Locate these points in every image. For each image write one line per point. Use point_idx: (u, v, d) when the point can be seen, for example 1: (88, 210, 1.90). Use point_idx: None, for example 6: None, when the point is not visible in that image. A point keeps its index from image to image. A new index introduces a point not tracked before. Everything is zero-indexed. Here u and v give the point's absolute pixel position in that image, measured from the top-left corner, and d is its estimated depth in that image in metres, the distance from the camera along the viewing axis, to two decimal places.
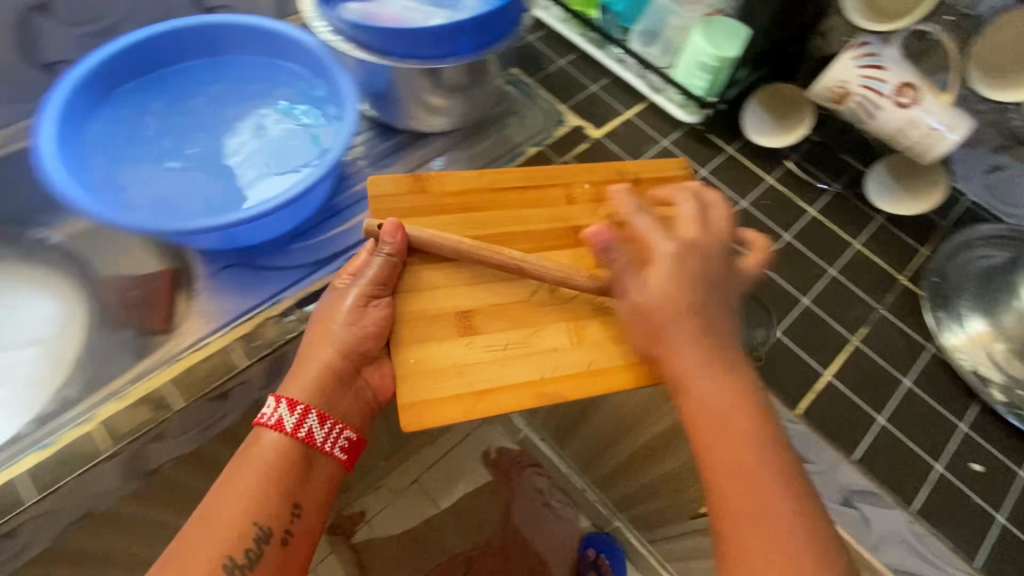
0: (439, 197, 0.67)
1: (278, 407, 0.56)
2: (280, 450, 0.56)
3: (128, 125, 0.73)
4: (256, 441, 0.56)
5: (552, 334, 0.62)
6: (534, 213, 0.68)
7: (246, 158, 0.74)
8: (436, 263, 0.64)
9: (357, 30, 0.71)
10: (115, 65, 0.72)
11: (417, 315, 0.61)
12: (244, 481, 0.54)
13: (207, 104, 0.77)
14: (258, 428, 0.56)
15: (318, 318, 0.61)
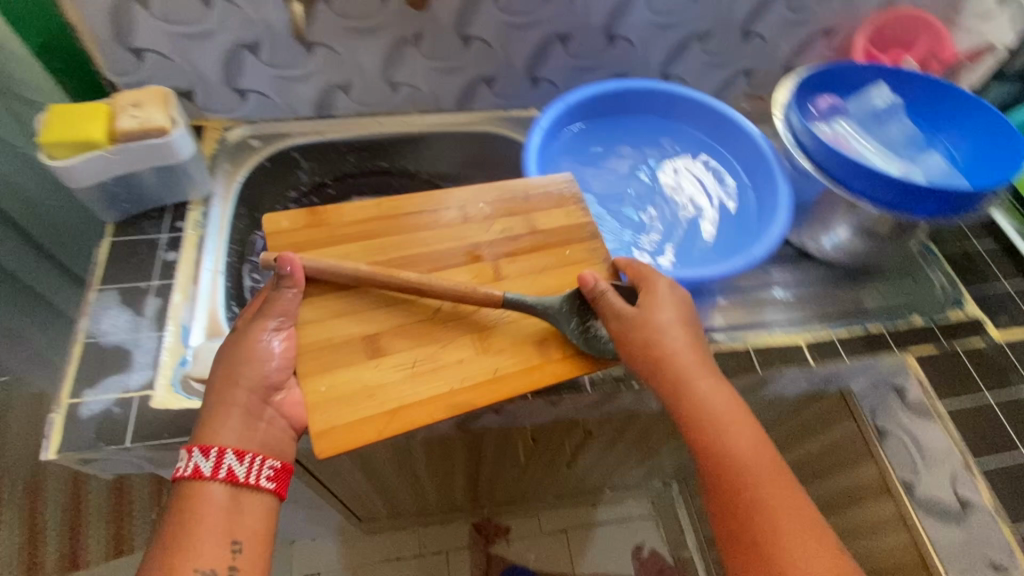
0: (337, 228, 0.65)
1: (196, 458, 0.54)
2: (219, 494, 0.53)
3: (586, 142, 0.82)
4: (189, 493, 0.53)
5: (455, 348, 0.60)
6: (435, 234, 0.67)
7: (671, 204, 0.78)
8: (327, 292, 0.62)
9: (824, 152, 0.73)
10: (600, 99, 0.82)
11: (321, 344, 0.59)
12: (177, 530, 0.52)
13: (650, 149, 0.84)
14: (193, 485, 0.53)
15: (235, 359, 0.58)
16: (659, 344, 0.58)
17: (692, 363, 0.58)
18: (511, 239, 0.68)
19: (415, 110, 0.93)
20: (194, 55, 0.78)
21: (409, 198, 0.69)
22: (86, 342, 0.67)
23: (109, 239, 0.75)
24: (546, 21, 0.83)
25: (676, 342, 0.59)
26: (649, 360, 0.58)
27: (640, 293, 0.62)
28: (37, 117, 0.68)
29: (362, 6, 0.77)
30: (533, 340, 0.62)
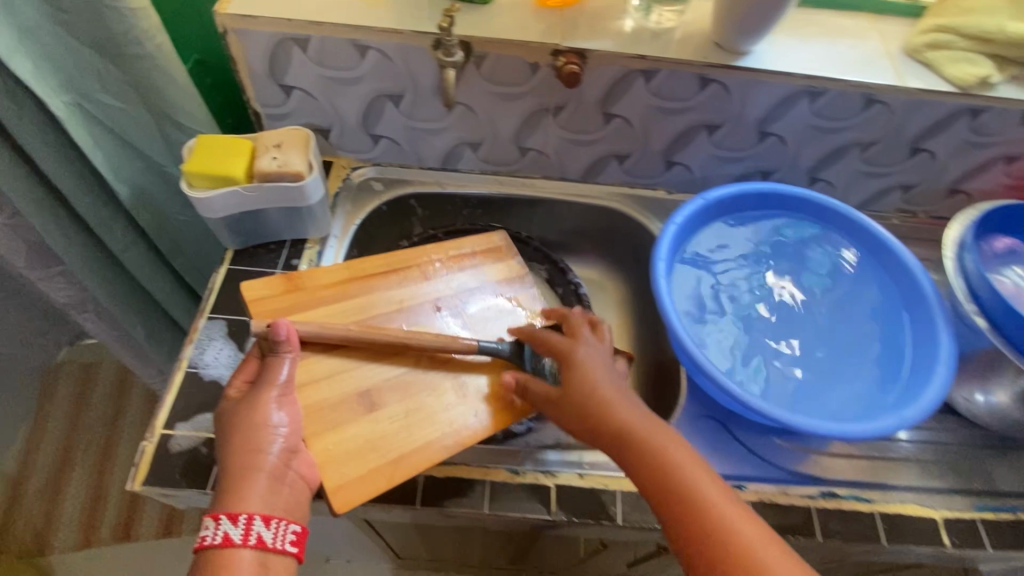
0: (315, 288, 0.70)
1: (222, 521, 0.51)
2: (246, 560, 0.51)
3: (721, 244, 0.76)
4: (214, 561, 0.50)
5: (445, 397, 0.65)
6: (407, 291, 0.73)
7: (806, 332, 0.71)
8: (320, 351, 0.64)
9: (1004, 312, 0.64)
10: (740, 199, 0.76)
11: (316, 406, 0.61)
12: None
13: (792, 261, 0.76)
14: (216, 553, 0.50)
15: (244, 427, 0.55)
16: (589, 392, 0.58)
17: (625, 399, 0.57)
18: (470, 291, 0.75)
19: (538, 174, 0.90)
20: (338, 98, 0.79)
21: (390, 264, 0.74)
22: (189, 371, 0.68)
23: (226, 266, 0.76)
24: (696, 109, 0.78)
25: (603, 382, 0.58)
26: (582, 417, 0.57)
27: (558, 349, 0.61)
28: (187, 145, 0.70)
29: (511, 73, 0.75)
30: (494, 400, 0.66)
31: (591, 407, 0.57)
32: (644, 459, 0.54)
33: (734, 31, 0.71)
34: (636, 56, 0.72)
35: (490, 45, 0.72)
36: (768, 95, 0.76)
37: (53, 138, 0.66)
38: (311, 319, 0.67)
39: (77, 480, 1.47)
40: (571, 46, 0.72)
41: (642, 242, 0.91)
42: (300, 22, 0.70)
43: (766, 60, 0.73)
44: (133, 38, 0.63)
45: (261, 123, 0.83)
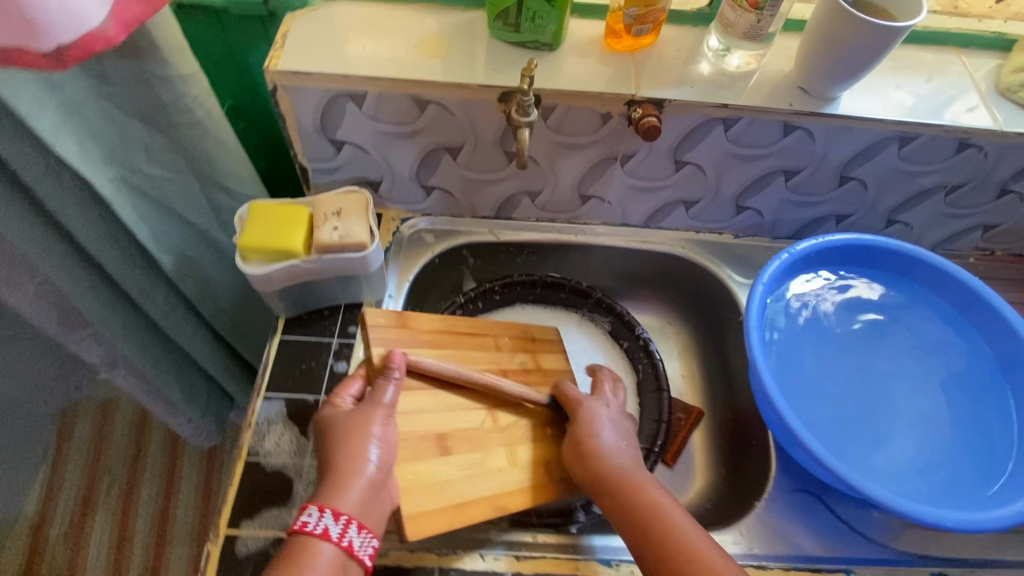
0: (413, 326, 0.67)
1: (319, 510, 0.53)
2: (329, 555, 0.51)
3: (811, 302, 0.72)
4: (299, 549, 0.52)
5: (496, 456, 0.63)
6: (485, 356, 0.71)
7: (906, 399, 0.68)
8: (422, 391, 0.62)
9: None
10: (828, 253, 0.73)
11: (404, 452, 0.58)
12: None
13: (885, 319, 0.72)
14: (302, 540, 0.52)
15: (354, 437, 0.56)
16: (590, 445, 0.63)
17: (617, 453, 0.62)
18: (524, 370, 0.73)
19: (598, 221, 0.85)
20: (391, 151, 0.74)
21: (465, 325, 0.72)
22: (248, 461, 0.63)
23: (278, 337, 0.71)
24: (775, 155, 0.73)
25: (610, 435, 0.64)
26: (579, 464, 0.62)
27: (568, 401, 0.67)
28: (238, 214, 0.65)
29: (580, 123, 0.70)
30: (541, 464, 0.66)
31: (589, 455, 0.62)
32: (622, 500, 0.58)
33: (823, 77, 0.66)
34: (718, 105, 0.67)
35: (561, 97, 0.67)
36: (854, 141, 0.71)
37: (95, 214, 0.61)
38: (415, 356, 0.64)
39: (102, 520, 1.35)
40: (648, 96, 0.67)
41: (708, 289, 0.86)
42: (358, 77, 0.65)
43: (854, 106, 0.69)
44: (184, 107, 0.57)
45: (307, 177, 0.78)
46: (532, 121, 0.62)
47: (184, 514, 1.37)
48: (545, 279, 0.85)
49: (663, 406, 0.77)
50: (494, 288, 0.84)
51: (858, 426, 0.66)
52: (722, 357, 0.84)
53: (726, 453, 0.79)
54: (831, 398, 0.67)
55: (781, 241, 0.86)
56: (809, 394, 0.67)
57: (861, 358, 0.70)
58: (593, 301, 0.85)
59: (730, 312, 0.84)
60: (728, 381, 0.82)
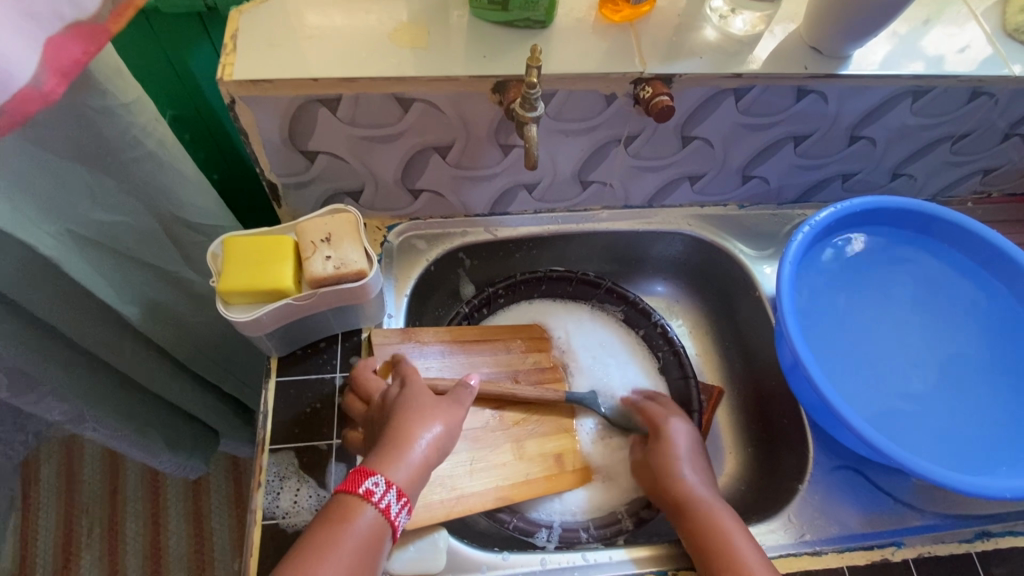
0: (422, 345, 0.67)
1: (385, 482, 0.50)
2: (373, 525, 0.48)
3: (834, 271, 0.70)
4: (350, 506, 0.49)
5: (503, 450, 0.65)
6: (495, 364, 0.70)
7: (937, 362, 0.66)
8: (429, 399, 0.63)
9: None
10: (846, 218, 0.69)
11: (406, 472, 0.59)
12: (317, 538, 0.47)
13: (907, 281, 0.70)
14: (357, 502, 0.49)
15: (409, 424, 0.54)
16: (664, 461, 0.63)
17: (690, 469, 0.62)
18: (540, 370, 0.72)
19: (599, 206, 0.79)
20: (372, 157, 0.65)
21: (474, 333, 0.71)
22: (266, 525, 0.57)
23: (273, 380, 0.64)
24: (787, 121, 0.69)
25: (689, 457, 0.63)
26: (654, 480, 0.63)
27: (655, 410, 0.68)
28: (210, 251, 0.57)
29: (581, 107, 0.63)
30: (552, 455, 0.67)
31: (663, 473, 0.62)
32: (683, 515, 0.59)
33: (838, 36, 0.61)
34: (730, 74, 0.62)
35: (562, 81, 0.60)
36: (867, 99, 0.67)
37: (41, 275, 0.51)
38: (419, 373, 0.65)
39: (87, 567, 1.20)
40: (656, 72, 0.61)
41: (718, 265, 0.82)
42: (331, 79, 0.56)
43: (869, 63, 0.64)
44: (131, 139, 0.48)
45: (277, 193, 0.69)
46: (540, 115, 0.54)
47: (178, 546, 1.23)
48: (550, 274, 0.79)
49: (693, 394, 0.74)
50: (498, 291, 0.78)
51: (897, 396, 0.64)
52: (739, 334, 0.82)
53: (754, 433, 0.77)
54: (867, 371, 0.65)
55: (786, 207, 0.83)
56: (844, 369, 0.65)
57: (890, 324, 0.68)
58: (604, 290, 0.80)
59: (744, 287, 0.80)
60: (747, 359, 0.80)
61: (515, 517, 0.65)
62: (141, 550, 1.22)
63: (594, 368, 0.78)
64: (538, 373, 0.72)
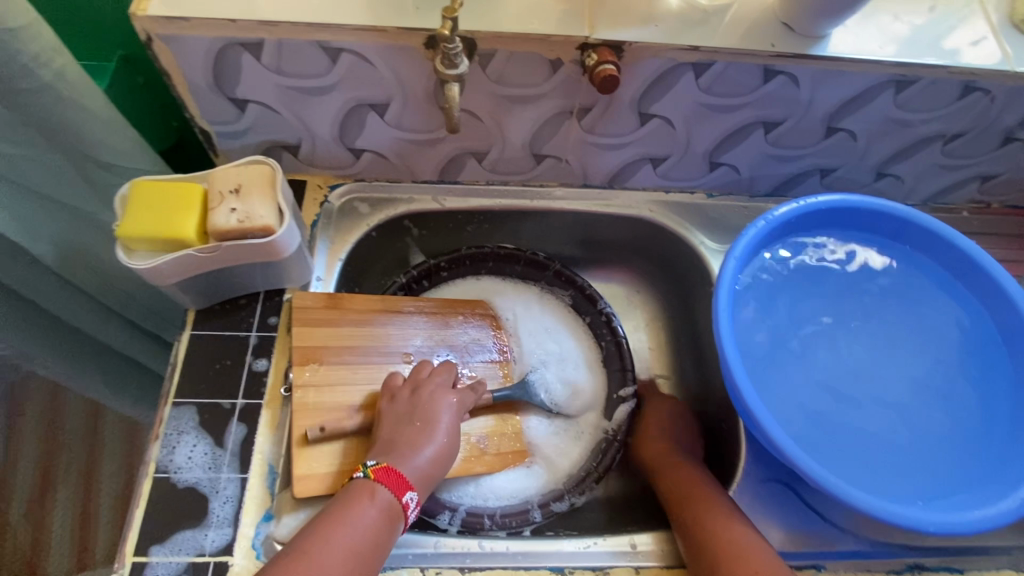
0: (343, 316, 0.65)
1: (418, 499, 0.54)
2: (388, 526, 0.51)
3: (790, 278, 0.65)
4: (380, 499, 0.52)
5: None
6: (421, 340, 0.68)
7: (889, 385, 0.61)
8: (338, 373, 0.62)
9: None
10: (810, 217, 0.64)
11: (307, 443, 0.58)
12: (341, 517, 0.49)
13: (871, 295, 0.65)
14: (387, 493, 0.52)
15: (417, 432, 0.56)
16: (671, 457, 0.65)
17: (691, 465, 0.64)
18: (478, 350, 0.70)
19: (556, 182, 0.75)
20: (306, 111, 0.63)
21: (433, 305, 0.70)
22: (157, 479, 0.56)
23: (188, 333, 0.62)
24: (753, 105, 0.63)
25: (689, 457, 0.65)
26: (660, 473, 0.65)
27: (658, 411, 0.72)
28: (118, 193, 0.55)
29: (526, 72, 0.59)
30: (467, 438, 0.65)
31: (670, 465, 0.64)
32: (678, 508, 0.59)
33: (809, 13, 0.56)
34: (688, 46, 0.57)
35: (501, 41, 0.56)
36: (845, 86, 0.61)
37: None
38: (332, 341, 0.64)
39: (59, 504, 1.14)
40: (605, 39, 0.56)
41: (679, 256, 0.78)
42: (249, 21, 0.53)
43: (848, 45, 0.58)
44: (22, 68, 0.46)
45: (212, 142, 0.67)
46: (462, 74, 0.51)
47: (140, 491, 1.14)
48: (497, 251, 0.77)
49: (625, 387, 0.73)
50: (440, 265, 0.76)
51: (839, 418, 0.59)
52: (693, 330, 0.77)
53: None
54: (810, 383, 0.61)
55: (759, 200, 0.77)
56: (785, 379, 0.61)
57: (844, 340, 0.63)
58: (552, 273, 0.78)
59: (702, 281, 0.76)
60: (698, 358, 0.76)
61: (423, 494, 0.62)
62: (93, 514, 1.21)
63: (537, 352, 0.75)
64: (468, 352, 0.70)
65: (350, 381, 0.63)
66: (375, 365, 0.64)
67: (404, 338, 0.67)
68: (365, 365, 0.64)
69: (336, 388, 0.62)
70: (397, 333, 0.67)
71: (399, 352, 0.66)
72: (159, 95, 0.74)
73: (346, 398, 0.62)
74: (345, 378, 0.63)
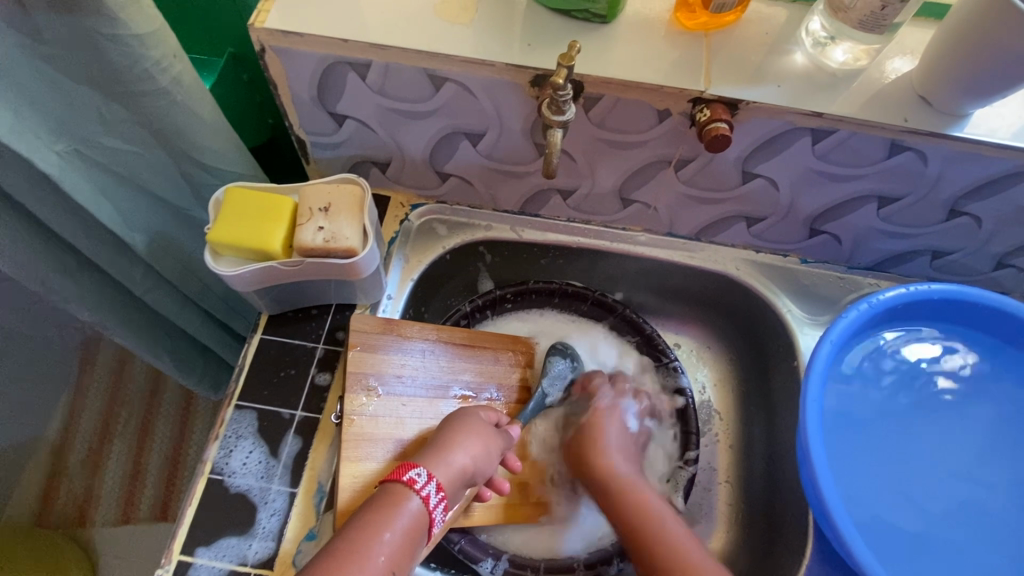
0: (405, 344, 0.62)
1: (433, 480, 0.51)
2: (416, 516, 0.49)
3: (885, 372, 0.59)
4: (393, 493, 0.50)
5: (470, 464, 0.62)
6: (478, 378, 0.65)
7: (988, 509, 0.55)
8: None
9: None
10: (919, 306, 0.59)
11: None
12: (364, 518, 0.47)
13: (975, 403, 0.59)
14: (398, 486, 0.50)
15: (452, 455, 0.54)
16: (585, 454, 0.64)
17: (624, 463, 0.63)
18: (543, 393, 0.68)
19: (639, 227, 0.72)
20: (400, 131, 0.62)
21: (462, 335, 0.65)
22: (211, 480, 0.56)
23: (258, 336, 0.63)
24: (871, 177, 0.59)
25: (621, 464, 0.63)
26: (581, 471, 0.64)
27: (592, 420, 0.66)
28: (214, 197, 0.56)
29: (630, 119, 0.56)
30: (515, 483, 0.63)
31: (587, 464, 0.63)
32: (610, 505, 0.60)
33: (954, 90, 0.51)
34: (810, 112, 0.53)
35: (609, 86, 0.53)
36: (979, 170, 0.56)
37: (49, 190, 0.53)
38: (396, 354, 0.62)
39: (116, 457, 1.15)
40: (720, 95, 0.53)
41: (760, 320, 0.73)
42: (360, 43, 0.53)
43: (991, 129, 0.53)
44: (143, 73, 0.47)
45: (305, 150, 0.67)
46: (568, 120, 0.49)
47: (197, 456, 1.14)
48: (564, 288, 0.74)
49: (689, 450, 0.69)
50: (506, 296, 0.74)
51: (923, 534, 0.54)
52: (767, 400, 0.72)
53: (752, 513, 0.69)
54: (897, 487, 0.55)
55: (857, 272, 0.72)
56: (869, 477, 0.56)
57: (939, 448, 0.57)
58: (619, 317, 0.75)
59: (785, 353, 0.71)
60: (768, 433, 0.71)
61: (466, 537, 0.61)
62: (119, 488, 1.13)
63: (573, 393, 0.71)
64: (508, 393, 0.65)
65: (398, 415, 0.59)
66: (420, 399, 0.60)
67: (397, 366, 0.61)
68: (402, 398, 0.60)
69: (375, 419, 0.57)
70: (402, 359, 0.61)
71: (429, 384, 0.61)
72: (262, 95, 0.76)
73: (393, 427, 0.58)
74: (389, 410, 0.59)
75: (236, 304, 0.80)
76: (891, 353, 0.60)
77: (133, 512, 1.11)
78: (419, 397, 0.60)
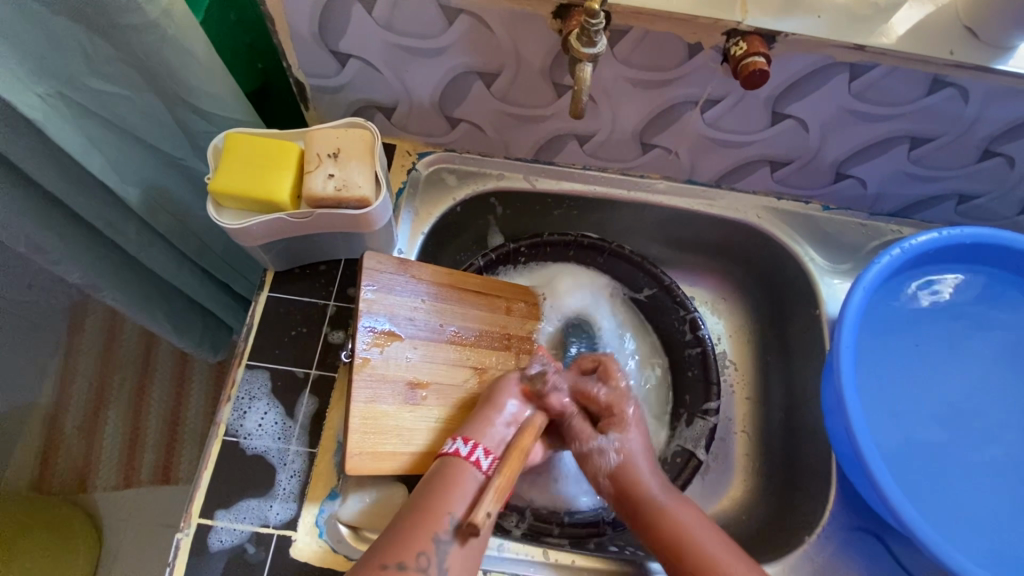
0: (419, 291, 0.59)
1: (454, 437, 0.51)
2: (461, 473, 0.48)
3: (903, 313, 0.58)
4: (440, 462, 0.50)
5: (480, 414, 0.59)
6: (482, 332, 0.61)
7: (997, 439, 0.55)
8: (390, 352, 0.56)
9: None
10: (948, 249, 0.57)
11: None
12: (429, 503, 0.46)
13: (987, 337, 0.58)
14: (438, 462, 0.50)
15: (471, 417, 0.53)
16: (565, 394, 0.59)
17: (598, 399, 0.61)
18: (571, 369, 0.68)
19: (657, 174, 0.69)
20: (408, 72, 0.58)
21: (477, 283, 0.63)
22: (227, 442, 0.54)
23: (265, 294, 0.60)
24: (905, 117, 0.56)
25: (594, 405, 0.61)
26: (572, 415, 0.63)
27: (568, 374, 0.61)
28: (212, 144, 0.52)
29: (658, 55, 0.53)
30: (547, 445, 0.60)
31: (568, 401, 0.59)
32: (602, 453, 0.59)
33: (1003, 19, 0.48)
34: (852, 45, 0.50)
35: (639, 18, 0.49)
36: (1020, 106, 0.54)
37: (34, 138, 0.48)
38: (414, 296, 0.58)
39: (112, 422, 1.11)
40: (757, 25, 0.49)
41: (782, 271, 0.71)
42: None
43: None
44: None
45: (304, 95, 0.63)
46: (599, 53, 0.46)
47: (197, 421, 1.12)
48: (580, 240, 0.72)
49: (710, 401, 0.68)
50: (520, 250, 0.71)
51: (949, 475, 0.54)
52: (785, 350, 0.72)
53: (772, 462, 0.69)
54: (919, 425, 0.55)
55: (879, 218, 0.70)
56: (893, 419, 0.55)
57: (952, 386, 0.57)
58: (636, 270, 0.73)
59: (806, 303, 0.69)
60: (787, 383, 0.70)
61: None
62: (117, 452, 1.10)
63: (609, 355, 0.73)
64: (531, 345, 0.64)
65: (408, 358, 0.56)
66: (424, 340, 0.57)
67: (406, 307, 0.58)
68: (409, 338, 0.57)
69: (392, 359, 0.55)
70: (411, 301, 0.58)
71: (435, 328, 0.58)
72: (250, 38, 0.68)
73: (408, 370, 0.55)
74: (399, 352, 0.56)
75: (236, 262, 0.76)
76: (903, 303, 0.58)
77: (135, 475, 1.10)
78: (426, 340, 0.58)
